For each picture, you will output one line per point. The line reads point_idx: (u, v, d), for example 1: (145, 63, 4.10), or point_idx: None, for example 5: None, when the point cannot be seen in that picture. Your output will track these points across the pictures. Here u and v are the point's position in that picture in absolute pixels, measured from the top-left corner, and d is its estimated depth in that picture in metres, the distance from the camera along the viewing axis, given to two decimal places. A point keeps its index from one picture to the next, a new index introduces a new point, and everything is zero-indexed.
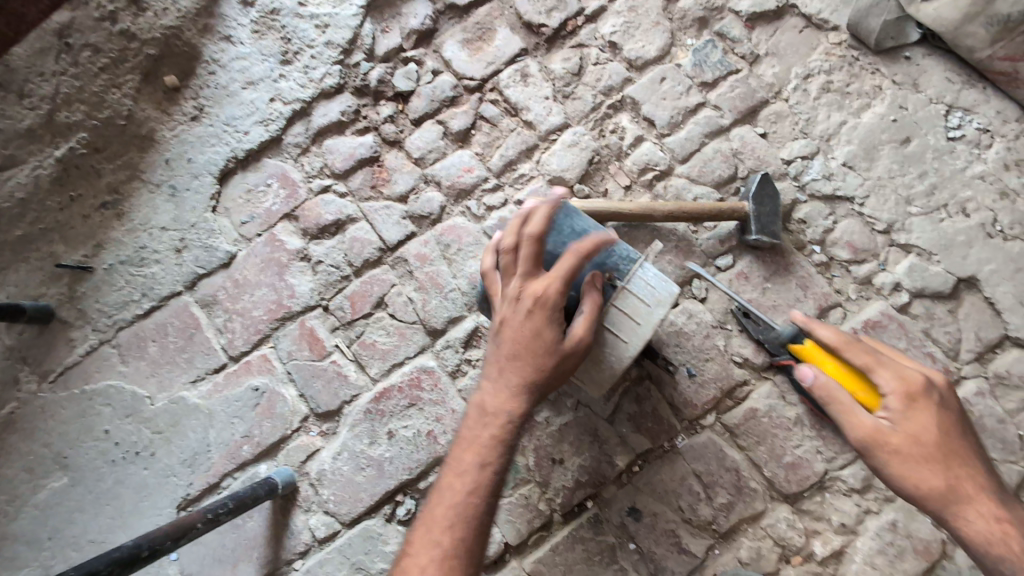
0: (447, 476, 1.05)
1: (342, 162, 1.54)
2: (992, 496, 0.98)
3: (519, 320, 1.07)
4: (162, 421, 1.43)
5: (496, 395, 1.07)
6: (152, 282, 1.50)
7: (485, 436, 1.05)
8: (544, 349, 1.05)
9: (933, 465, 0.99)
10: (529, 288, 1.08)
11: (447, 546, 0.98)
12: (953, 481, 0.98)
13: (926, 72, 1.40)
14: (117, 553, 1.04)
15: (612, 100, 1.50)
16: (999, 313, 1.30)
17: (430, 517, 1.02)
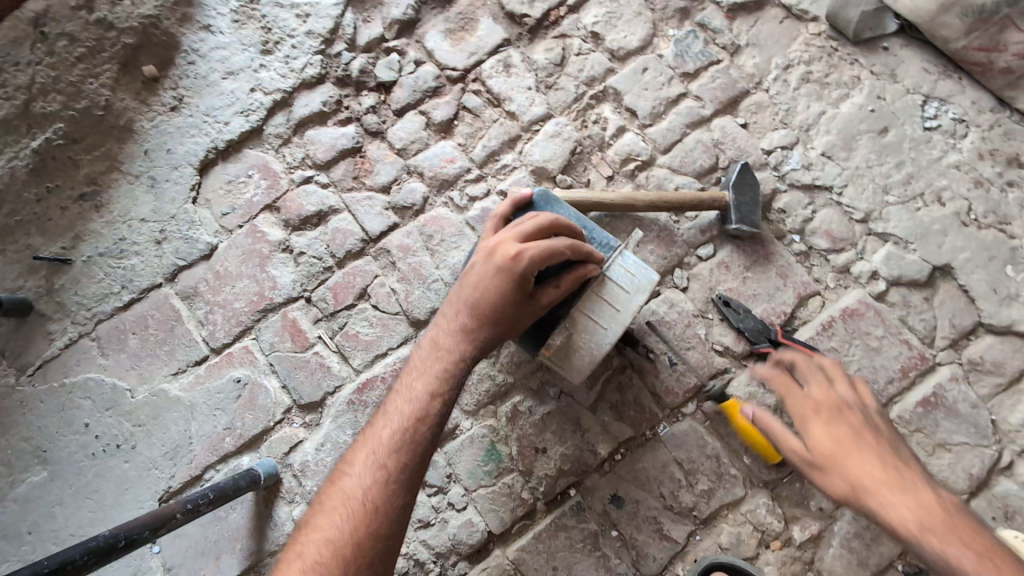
0: (396, 399, 1.06)
1: (324, 153, 1.53)
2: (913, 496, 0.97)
3: (482, 267, 1.09)
4: (143, 414, 1.42)
5: (450, 331, 1.09)
6: (132, 274, 1.48)
7: (437, 368, 1.06)
8: (500, 298, 1.06)
9: (839, 471, 1.03)
10: (502, 250, 1.08)
11: (388, 465, 0.99)
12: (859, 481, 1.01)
13: (904, 63, 1.42)
14: (94, 542, 1.03)
15: (594, 91, 1.51)
16: (974, 300, 1.32)
17: (374, 436, 1.03)
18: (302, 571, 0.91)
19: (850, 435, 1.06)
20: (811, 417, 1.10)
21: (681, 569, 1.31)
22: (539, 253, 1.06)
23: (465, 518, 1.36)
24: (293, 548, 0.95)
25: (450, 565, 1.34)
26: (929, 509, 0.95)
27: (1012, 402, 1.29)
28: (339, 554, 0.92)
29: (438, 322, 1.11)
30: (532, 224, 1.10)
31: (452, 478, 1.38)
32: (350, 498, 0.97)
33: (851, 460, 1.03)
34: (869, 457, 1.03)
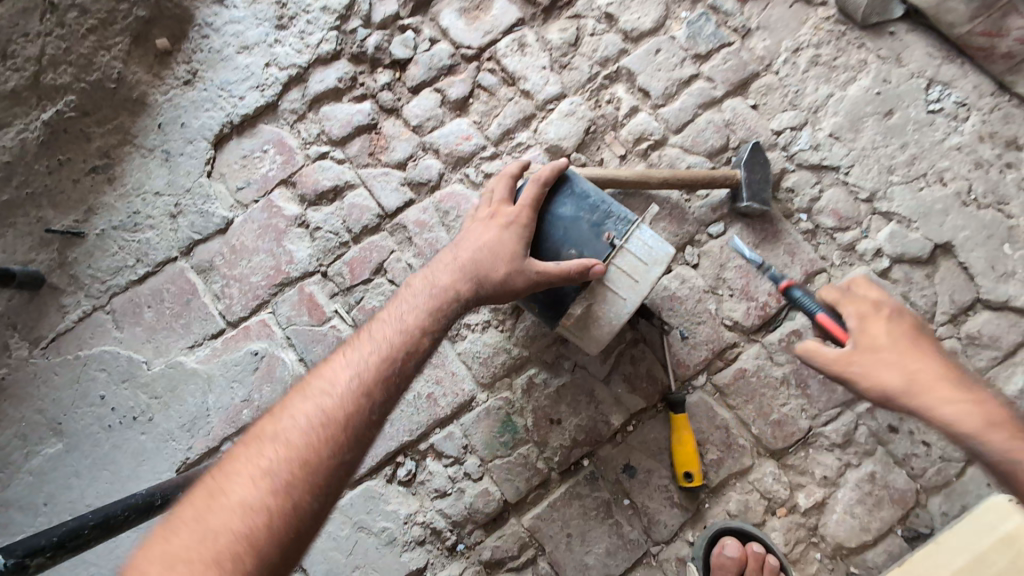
0: (383, 327, 1.00)
1: (339, 129, 1.54)
2: (945, 379, 1.01)
3: (478, 230, 1.10)
4: (160, 386, 1.42)
5: (444, 273, 1.05)
6: (146, 248, 1.48)
7: (428, 304, 1.02)
8: (502, 248, 1.06)
9: (889, 367, 1.03)
10: (497, 213, 1.11)
11: (372, 392, 0.93)
12: (908, 376, 1.02)
13: (909, 47, 1.46)
14: (132, 499, 1.00)
15: (608, 71, 1.53)
16: (972, 277, 1.37)
17: (357, 359, 0.96)
18: (267, 490, 0.83)
19: (918, 345, 1.05)
20: (870, 325, 1.08)
21: (691, 534, 1.37)
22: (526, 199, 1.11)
23: (481, 488, 1.39)
24: (253, 466, 0.85)
25: (466, 534, 1.39)
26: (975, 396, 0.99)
27: (1007, 374, 1.35)
28: (310, 476, 0.85)
29: (430, 266, 1.08)
30: (532, 191, 1.11)
31: (468, 449, 1.41)
32: (328, 419, 0.89)
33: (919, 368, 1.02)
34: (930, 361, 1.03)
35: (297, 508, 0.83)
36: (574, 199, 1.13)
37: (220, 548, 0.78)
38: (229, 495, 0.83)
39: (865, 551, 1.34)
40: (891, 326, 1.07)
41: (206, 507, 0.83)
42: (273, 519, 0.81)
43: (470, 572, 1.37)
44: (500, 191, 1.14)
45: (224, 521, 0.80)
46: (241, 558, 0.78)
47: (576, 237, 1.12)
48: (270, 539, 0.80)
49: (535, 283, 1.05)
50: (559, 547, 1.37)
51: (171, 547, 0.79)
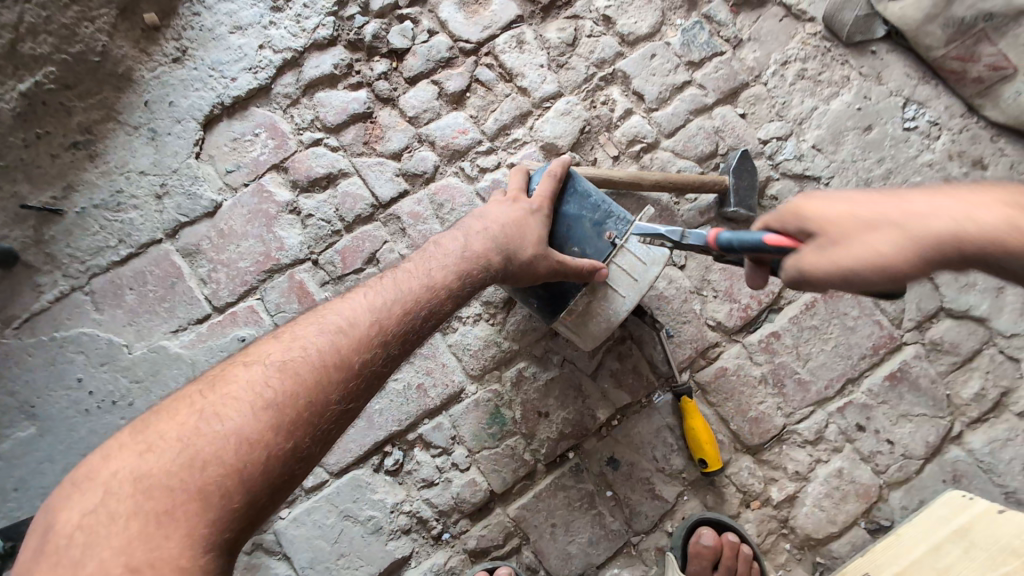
0: (409, 279, 1.00)
1: (334, 116, 1.52)
2: (929, 208, 0.84)
3: (501, 207, 1.12)
4: (142, 370, 1.39)
5: (477, 237, 1.06)
6: (129, 229, 1.44)
7: (458, 266, 1.02)
8: (528, 229, 1.09)
9: (874, 233, 0.84)
10: (522, 198, 1.14)
11: (385, 344, 0.92)
12: (901, 230, 0.83)
13: (889, 67, 1.52)
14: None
15: (604, 73, 1.56)
16: (938, 287, 1.46)
17: (379, 306, 0.95)
18: (266, 425, 0.80)
19: (879, 199, 0.87)
20: (823, 208, 0.90)
21: (669, 525, 1.42)
22: (550, 192, 1.14)
23: (468, 478, 1.41)
24: (254, 394, 0.82)
25: (452, 523, 1.41)
26: (970, 213, 0.82)
27: (963, 378, 1.45)
28: (310, 419, 0.83)
29: (460, 228, 1.09)
30: (552, 185, 1.14)
31: (456, 440, 1.43)
32: (340, 363, 0.87)
33: (899, 221, 0.84)
34: (903, 207, 0.85)
35: (293, 451, 0.81)
36: (578, 198, 1.17)
37: (208, 475, 0.74)
38: (223, 420, 0.79)
39: (830, 542, 1.42)
40: (843, 198, 0.90)
41: (194, 428, 0.78)
42: (268, 456, 0.78)
43: (455, 559, 1.40)
44: (517, 182, 1.18)
45: (216, 447, 0.76)
46: (229, 492, 0.75)
47: (580, 235, 1.16)
48: (260, 476, 0.77)
49: (556, 267, 1.08)
50: (543, 537, 1.40)
51: (151, 464, 0.74)
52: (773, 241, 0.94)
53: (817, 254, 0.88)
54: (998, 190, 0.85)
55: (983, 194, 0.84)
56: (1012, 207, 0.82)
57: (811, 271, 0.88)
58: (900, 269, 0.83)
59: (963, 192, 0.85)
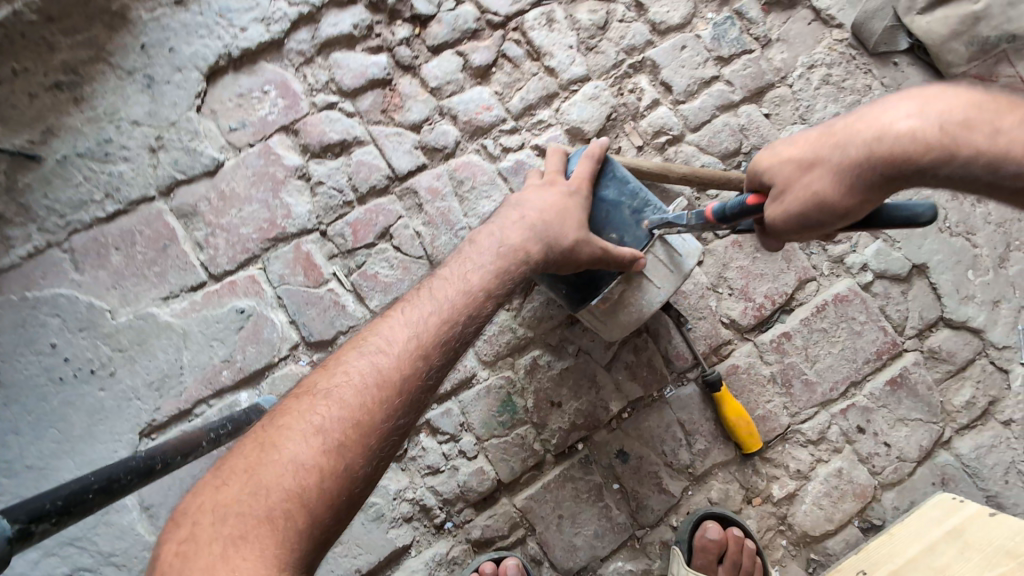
0: (445, 287, 0.98)
1: (351, 79, 1.42)
2: (855, 142, 0.86)
3: (539, 192, 1.08)
4: (126, 338, 1.27)
5: (514, 232, 1.03)
6: (118, 183, 1.31)
7: (496, 265, 0.99)
8: (569, 214, 1.05)
9: (813, 177, 0.89)
10: (561, 180, 1.10)
11: (428, 357, 0.91)
12: (833, 171, 0.87)
13: (909, 80, 1.55)
14: (132, 462, 0.88)
15: (633, 60, 1.52)
16: (940, 297, 1.51)
17: (418, 320, 0.94)
18: (320, 451, 0.81)
19: (813, 139, 0.91)
20: (770, 163, 0.95)
21: (675, 520, 1.41)
22: (590, 175, 1.10)
23: (476, 466, 1.37)
24: (304, 422, 0.84)
25: (456, 512, 1.36)
26: (886, 128, 0.84)
27: (957, 386, 1.51)
28: (362, 440, 0.84)
29: (496, 223, 1.05)
30: (590, 167, 1.11)
31: (465, 427, 1.38)
32: (384, 382, 0.87)
33: (825, 156, 0.88)
34: (831, 141, 0.89)
35: (351, 472, 0.82)
36: (617, 183, 1.13)
37: (271, 503, 0.77)
38: (279, 450, 0.81)
39: (826, 540, 1.45)
40: (784, 149, 0.94)
41: (254, 460, 0.81)
42: (325, 479, 0.80)
43: (457, 550, 1.35)
44: (554, 163, 1.14)
45: (275, 475, 0.79)
46: (293, 518, 0.77)
47: (618, 221, 1.12)
48: (322, 499, 0.79)
49: (600, 254, 1.04)
50: (549, 528, 1.37)
51: (222, 498, 0.78)
52: (753, 200, 0.97)
53: (773, 207, 0.94)
54: (918, 95, 0.85)
55: (900, 111, 0.85)
56: (930, 119, 0.82)
57: (776, 225, 0.94)
58: (843, 200, 0.88)
59: (884, 109, 0.87)
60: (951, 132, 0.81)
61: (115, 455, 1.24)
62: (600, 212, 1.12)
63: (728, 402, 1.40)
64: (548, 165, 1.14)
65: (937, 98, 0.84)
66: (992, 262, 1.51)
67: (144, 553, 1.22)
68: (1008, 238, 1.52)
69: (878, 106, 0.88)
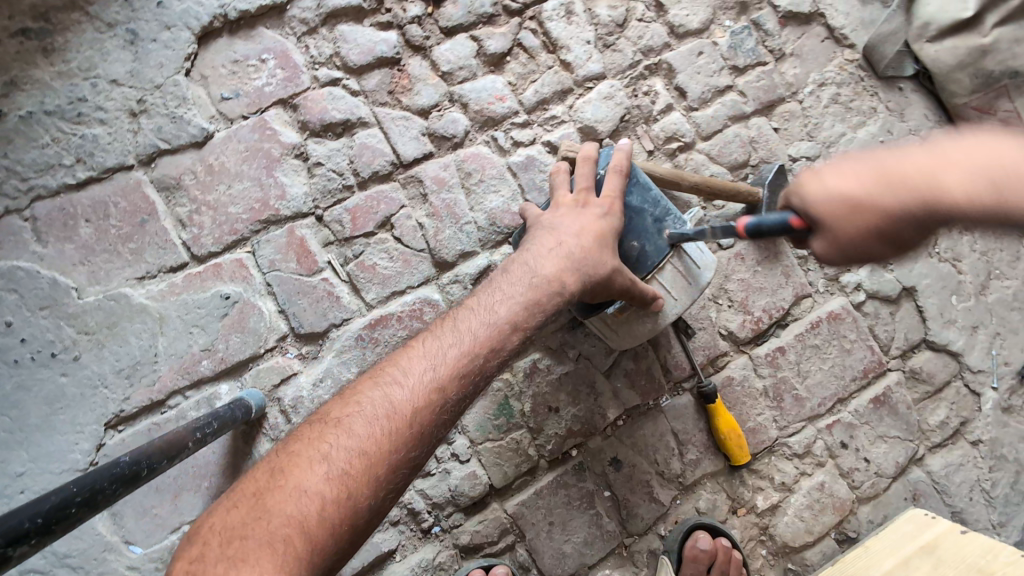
0: (470, 319, 0.94)
1: (357, 55, 1.33)
2: (924, 196, 0.76)
3: (572, 216, 1.04)
4: (93, 321, 1.16)
5: (547, 262, 0.98)
6: (92, 147, 1.19)
7: (527, 296, 0.95)
8: (607, 240, 1.02)
9: (871, 223, 0.80)
10: (592, 200, 1.06)
11: (445, 390, 0.87)
12: (892, 221, 0.79)
13: (912, 105, 1.58)
14: (115, 469, 0.80)
15: (649, 62, 1.49)
16: (925, 319, 1.55)
17: (438, 351, 0.90)
18: (327, 479, 0.78)
19: (858, 167, 0.81)
20: (809, 182, 0.86)
21: (663, 528, 1.41)
22: (619, 193, 1.07)
23: (468, 470, 1.32)
24: (315, 449, 0.82)
25: (444, 516, 1.31)
26: (953, 187, 0.74)
27: (933, 406, 1.56)
28: (370, 471, 0.80)
29: (530, 251, 1.01)
30: (618, 184, 1.07)
31: (459, 429, 1.33)
32: (397, 414, 0.84)
33: (880, 206, 0.79)
34: (872, 175, 0.80)
35: (355, 503, 0.78)
36: (640, 189, 1.10)
37: (273, 528, 0.74)
38: (290, 475, 0.79)
39: (804, 551, 1.47)
40: (822, 170, 0.85)
41: (264, 485, 0.79)
42: (329, 509, 0.77)
43: (444, 555, 1.30)
44: (583, 177, 1.09)
45: (281, 501, 0.76)
46: (294, 545, 0.73)
47: (640, 228, 1.10)
48: (325, 529, 0.76)
49: (632, 284, 1.03)
50: (539, 535, 1.34)
51: (229, 521, 0.76)
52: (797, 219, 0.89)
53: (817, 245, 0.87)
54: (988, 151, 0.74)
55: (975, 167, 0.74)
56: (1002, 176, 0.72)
57: (816, 255, 0.88)
58: (887, 244, 0.82)
59: (917, 149, 0.80)
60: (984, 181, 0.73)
61: (75, 448, 1.13)
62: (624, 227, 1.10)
63: (721, 414, 1.41)
64: (577, 179, 1.09)
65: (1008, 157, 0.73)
66: (974, 289, 1.57)
67: (104, 554, 1.12)
68: (989, 266, 1.58)
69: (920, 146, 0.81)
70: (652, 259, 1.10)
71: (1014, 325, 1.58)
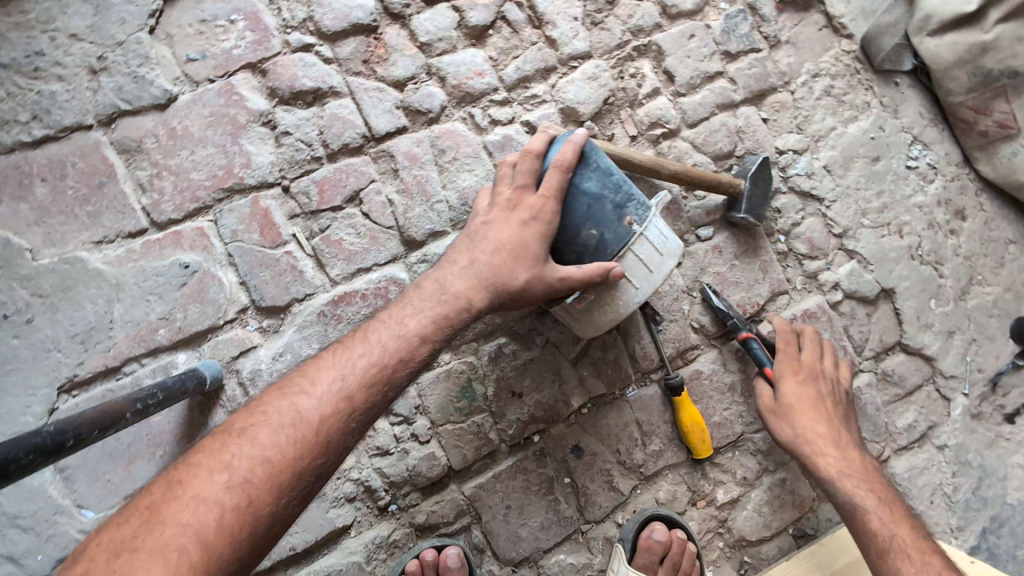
0: (380, 330, 0.97)
1: (331, 20, 1.28)
2: (832, 448, 1.29)
3: (499, 222, 1.03)
4: (47, 283, 1.14)
5: (463, 279, 1.00)
6: (49, 104, 1.15)
7: (437, 312, 0.98)
8: (526, 251, 1.00)
9: (788, 421, 1.33)
10: (526, 201, 1.02)
11: (353, 399, 0.90)
12: (801, 433, 1.31)
13: (907, 102, 1.53)
14: (35, 439, 0.83)
15: (638, 43, 1.44)
16: (901, 322, 1.53)
17: (346, 363, 0.93)
18: (227, 488, 0.81)
19: (809, 395, 1.33)
20: (790, 376, 1.35)
21: (620, 517, 1.42)
22: (558, 192, 1.02)
23: (427, 451, 1.32)
24: (216, 459, 0.83)
25: (401, 495, 1.31)
26: (853, 474, 1.25)
27: (902, 409, 1.54)
28: (275, 478, 0.83)
29: (445, 266, 1.03)
30: (557, 180, 1.02)
31: (420, 410, 1.32)
32: (303, 424, 0.87)
33: (804, 424, 1.31)
34: (813, 405, 1.32)
35: (257, 510, 0.81)
36: (600, 174, 1.04)
37: (167, 538, 0.76)
38: (188, 485, 0.81)
39: (760, 545, 1.47)
40: (799, 379, 1.35)
41: (161, 496, 0.81)
42: (228, 517, 0.79)
43: (399, 533, 1.31)
44: (524, 173, 1.04)
45: (177, 512, 0.78)
46: (190, 554, 0.75)
47: (599, 216, 1.04)
48: (223, 538, 0.78)
49: (551, 293, 1.01)
50: (495, 518, 1.35)
51: (119, 535, 0.77)
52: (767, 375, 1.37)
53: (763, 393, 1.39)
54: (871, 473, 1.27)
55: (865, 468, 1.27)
56: (868, 480, 1.25)
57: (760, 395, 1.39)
58: (784, 435, 1.33)
59: (838, 418, 1.33)
60: (847, 469, 1.26)
61: (27, 411, 1.12)
62: (575, 221, 1.04)
63: (685, 407, 1.40)
64: (515, 174, 1.05)
65: (872, 475, 1.26)
66: (954, 294, 1.54)
67: (56, 517, 1.12)
68: (972, 271, 1.55)
69: (858, 440, 1.33)
70: (611, 247, 1.05)
71: (990, 332, 1.56)
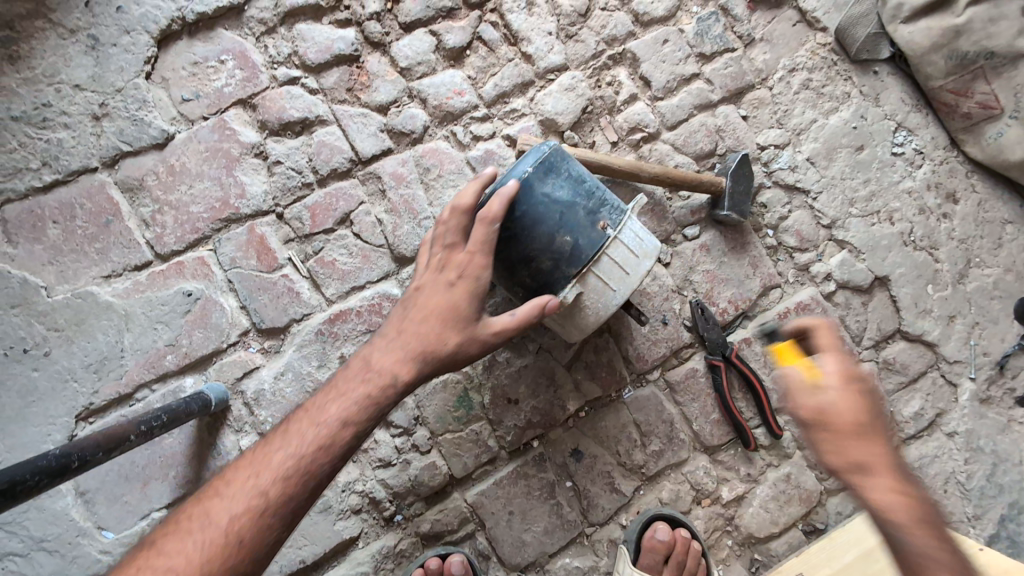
0: (299, 421, 0.95)
1: (315, 53, 1.34)
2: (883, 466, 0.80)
3: (428, 284, 1.03)
4: (62, 317, 1.21)
5: (388, 355, 0.98)
6: (57, 151, 1.23)
7: (357, 395, 0.96)
8: (456, 312, 1.00)
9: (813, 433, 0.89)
10: (453, 258, 1.02)
11: (265, 497, 0.88)
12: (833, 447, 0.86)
13: (887, 89, 1.53)
14: (41, 462, 0.90)
15: (613, 52, 1.48)
16: (899, 309, 1.51)
17: (260, 462, 0.91)
18: None
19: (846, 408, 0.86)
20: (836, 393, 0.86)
21: (624, 519, 1.43)
22: (483, 243, 1.01)
23: (428, 461, 1.35)
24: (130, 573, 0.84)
25: (406, 505, 1.35)
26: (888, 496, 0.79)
27: (907, 397, 1.52)
28: None
29: (372, 344, 1.02)
30: (484, 232, 1.01)
31: (419, 421, 1.36)
32: (212, 528, 0.86)
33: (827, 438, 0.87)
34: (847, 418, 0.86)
35: None
36: (571, 183, 1.08)
37: None
38: None
39: (770, 541, 1.46)
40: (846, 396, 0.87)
41: None
42: None
43: (405, 542, 1.34)
44: (452, 230, 1.04)
45: None
46: None
47: (572, 223, 1.07)
48: None
49: (486, 348, 1.01)
50: (498, 524, 1.37)
51: None
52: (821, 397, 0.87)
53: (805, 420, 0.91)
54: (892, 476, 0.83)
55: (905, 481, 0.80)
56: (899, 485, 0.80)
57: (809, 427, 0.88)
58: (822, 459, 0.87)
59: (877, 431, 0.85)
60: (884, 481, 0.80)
61: (48, 439, 1.19)
62: (547, 231, 1.06)
63: None
64: (443, 231, 1.05)
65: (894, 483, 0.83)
66: (952, 277, 1.52)
67: (78, 539, 1.19)
68: (969, 254, 1.53)
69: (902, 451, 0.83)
70: (586, 252, 1.08)
71: (993, 314, 1.53)
